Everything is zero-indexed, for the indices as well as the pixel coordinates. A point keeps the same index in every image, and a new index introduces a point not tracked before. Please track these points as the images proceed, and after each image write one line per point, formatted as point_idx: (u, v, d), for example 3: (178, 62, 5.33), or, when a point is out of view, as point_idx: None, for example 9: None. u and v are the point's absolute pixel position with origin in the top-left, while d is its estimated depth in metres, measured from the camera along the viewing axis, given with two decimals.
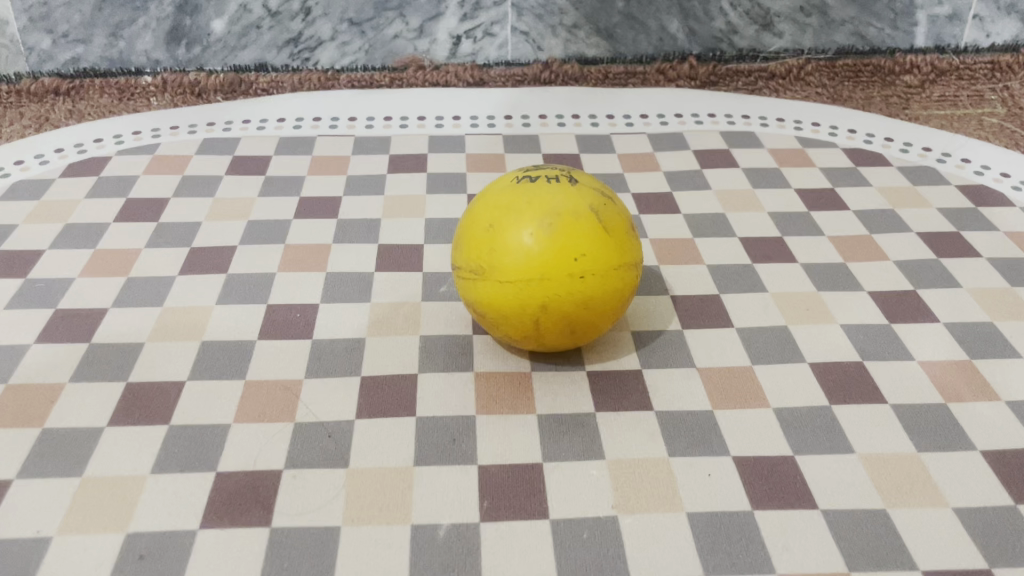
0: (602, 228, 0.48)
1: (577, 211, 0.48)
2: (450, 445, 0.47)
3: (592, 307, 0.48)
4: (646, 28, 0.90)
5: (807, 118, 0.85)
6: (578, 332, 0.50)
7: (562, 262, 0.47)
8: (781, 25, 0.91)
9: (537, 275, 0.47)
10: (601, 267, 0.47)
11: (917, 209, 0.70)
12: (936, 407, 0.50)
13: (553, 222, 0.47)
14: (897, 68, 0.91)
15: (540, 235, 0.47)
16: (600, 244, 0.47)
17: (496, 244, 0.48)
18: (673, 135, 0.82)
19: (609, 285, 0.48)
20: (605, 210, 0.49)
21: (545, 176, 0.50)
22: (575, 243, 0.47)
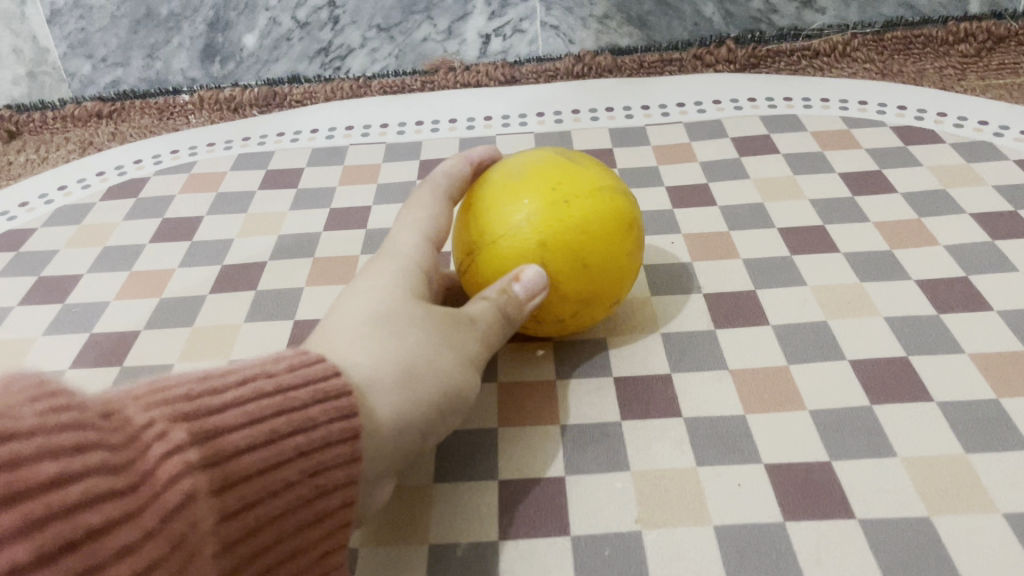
0: (578, 178, 0.48)
1: (554, 169, 0.49)
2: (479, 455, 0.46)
3: (594, 231, 0.47)
4: (680, 14, 0.88)
5: (852, 96, 0.81)
6: (591, 269, 0.47)
7: (541, 215, 0.47)
8: (823, 1, 0.88)
9: (525, 205, 0.47)
10: (584, 217, 0.47)
11: (972, 188, 0.66)
12: (988, 402, 0.47)
13: (529, 185, 0.48)
14: (951, 38, 0.86)
15: (517, 196, 0.48)
16: (580, 193, 0.48)
17: (481, 203, 0.49)
18: (711, 122, 0.80)
19: (600, 233, 0.47)
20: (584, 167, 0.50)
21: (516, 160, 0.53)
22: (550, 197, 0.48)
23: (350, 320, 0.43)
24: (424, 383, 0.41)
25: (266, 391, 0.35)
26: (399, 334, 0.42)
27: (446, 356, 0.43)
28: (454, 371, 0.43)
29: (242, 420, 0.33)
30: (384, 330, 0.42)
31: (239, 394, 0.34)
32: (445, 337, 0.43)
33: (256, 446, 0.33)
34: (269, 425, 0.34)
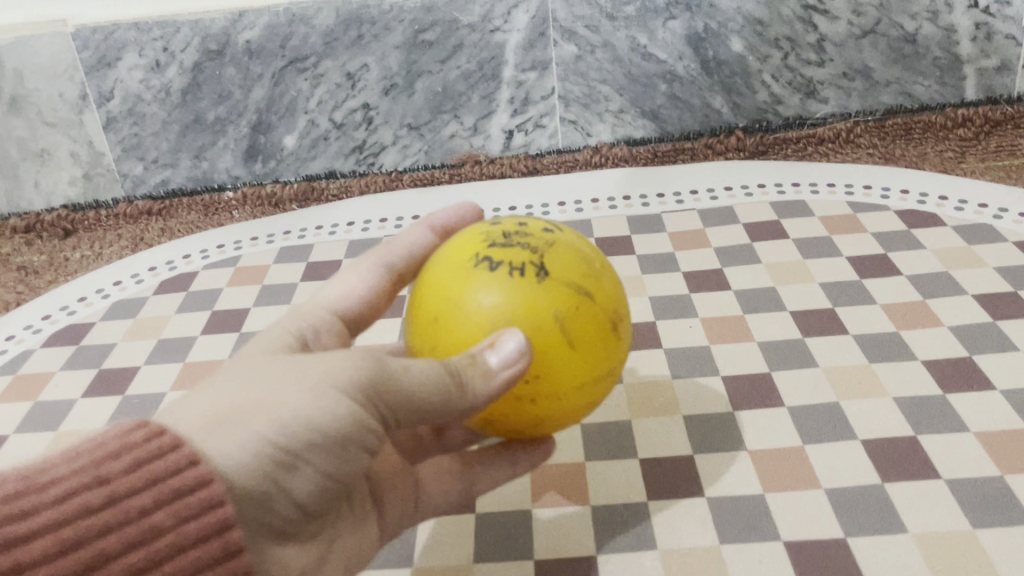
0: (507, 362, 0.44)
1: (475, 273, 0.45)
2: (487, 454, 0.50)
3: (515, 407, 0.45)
4: (691, 107, 0.93)
5: (858, 181, 0.85)
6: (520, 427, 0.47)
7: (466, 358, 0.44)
8: (826, 91, 0.92)
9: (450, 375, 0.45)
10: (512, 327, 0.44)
11: (974, 270, 0.70)
12: (994, 479, 0.50)
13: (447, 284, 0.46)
14: (949, 123, 0.91)
15: (433, 306, 0.46)
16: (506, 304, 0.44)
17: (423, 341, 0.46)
18: (723, 209, 0.84)
19: (527, 348, 0.42)
20: (525, 257, 0.46)
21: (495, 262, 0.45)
22: (468, 315, 0.44)
23: (227, 369, 0.42)
24: (292, 456, 0.39)
25: (129, 486, 0.36)
26: (258, 402, 0.39)
27: (323, 417, 0.39)
28: (339, 431, 0.40)
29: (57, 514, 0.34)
30: (250, 393, 0.39)
31: (53, 480, 0.35)
32: (319, 394, 0.40)
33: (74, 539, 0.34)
34: (122, 534, 0.35)
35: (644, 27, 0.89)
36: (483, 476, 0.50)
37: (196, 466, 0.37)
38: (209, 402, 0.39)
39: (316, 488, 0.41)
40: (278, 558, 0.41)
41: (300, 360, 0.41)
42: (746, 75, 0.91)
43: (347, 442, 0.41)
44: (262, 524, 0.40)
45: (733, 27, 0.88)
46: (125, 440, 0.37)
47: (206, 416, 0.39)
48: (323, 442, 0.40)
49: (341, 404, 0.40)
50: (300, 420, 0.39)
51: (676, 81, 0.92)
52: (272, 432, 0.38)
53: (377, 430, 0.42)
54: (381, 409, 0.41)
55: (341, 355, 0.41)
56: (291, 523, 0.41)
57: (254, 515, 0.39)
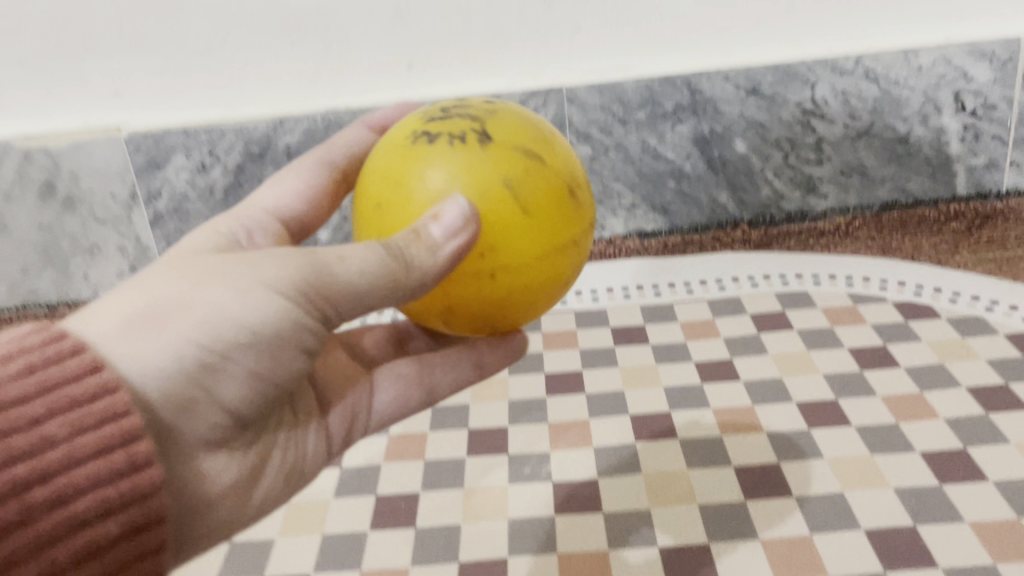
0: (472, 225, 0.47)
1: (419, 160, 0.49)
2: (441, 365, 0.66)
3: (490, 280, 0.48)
4: (699, 201, 0.99)
5: (857, 273, 0.91)
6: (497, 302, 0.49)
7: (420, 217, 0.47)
8: (825, 187, 0.98)
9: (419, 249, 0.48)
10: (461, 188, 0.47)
11: (967, 362, 0.74)
12: (988, 568, 0.54)
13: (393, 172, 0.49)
14: (943, 216, 0.97)
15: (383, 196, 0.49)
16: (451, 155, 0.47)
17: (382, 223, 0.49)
18: (731, 300, 0.90)
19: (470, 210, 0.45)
20: (465, 128, 0.49)
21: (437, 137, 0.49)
22: (416, 187, 0.47)
23: (148, 270, 0.47)
24: (213, 356, 0.45)
25: (23, 394, 0.39)
26: (179, 299, 0.44)
27: (242, 309, 0.45)
28: (258, 327, 0.46)
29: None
30: (171, 293, 0.45)
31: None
32: (244, 293, 0.45)
33: None
34: (14, 440, 0.38)
35: (654, 129, 0.96)
36: (437, 379, 0.66)
37: (97, 373, 0.41)
38: (127, 300, 0.45)
39: (238, 393, 0.47)
40: (211, 465, 0.49)
41: (221, 262, 0.46)
42: (750, 173, 0.97)
43: (264, 343, 0.47)
44: (184, 427, 0.46)
45: (737, 130, 0.95)
46: (22, 351, 0.41)
47: (124, 318, 0.44)
48: (242, 338, 0.45)
49: (263, 302, 0.45)
50: (222, 316, 0.44)
51: (684, 178, 0.98)
52: (192, 331, 0.44)
53: (297, 331, 0.48)
54: (307, 304, 0.47)
55: (266, 256, 0.46)
56: (213, 430, 0.48)
57: (175, 415, 0.45)
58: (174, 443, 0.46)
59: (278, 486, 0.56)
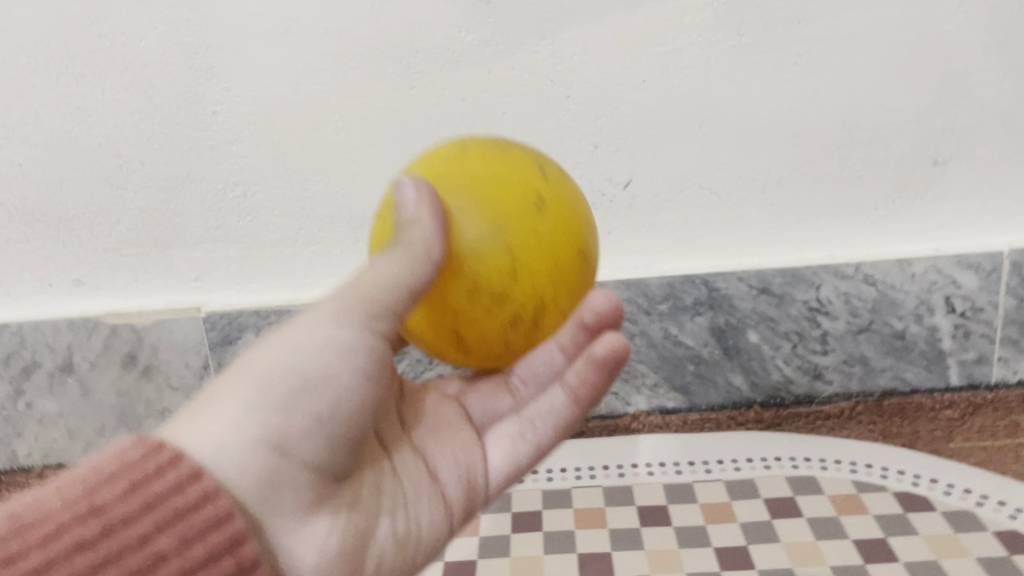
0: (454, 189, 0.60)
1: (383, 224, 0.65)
2: (540, 414, 0.74)
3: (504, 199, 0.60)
4: (715, 382, 1.10)
5: (860, 459, 1.00)
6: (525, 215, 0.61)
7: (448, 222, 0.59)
8: (830, 374, 1.08)
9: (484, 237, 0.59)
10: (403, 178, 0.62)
11: (959, 560, 0.83)
12: None
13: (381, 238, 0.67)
14: (937, 404, 1.08)
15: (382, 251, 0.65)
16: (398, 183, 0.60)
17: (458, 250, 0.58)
18: (745, 481, 0.98)
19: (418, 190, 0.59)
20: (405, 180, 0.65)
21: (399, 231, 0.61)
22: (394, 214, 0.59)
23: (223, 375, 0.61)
24: (275, 405, 0.56)
25: (130, 509, 0.50)
26: (242, 373, 0.57)
27: (305, 361, 0.57)
28: (307, 370, 0.57)
29: (73, 533, 0.49)
30: (232, 374, 0.58)
31: (64, 506, 0.49)
32: (291, 349, 0.58)
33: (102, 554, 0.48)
34: (129, 556, 0.49)
35: (675, 319, 1.07)
36: (541, 427, 0.74)
37: (196, 479, 0.52)
38: (203, 398, 0.58)
39: (304, 432, 0.57)
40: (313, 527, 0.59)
41: (267, 339, 0.60)
42: (762, 359, 1.08)
43: (320, 386, 0.58)
44: (263, 476, 0.56)
45: (750, 323, 1.07)
46: (122, 470, 0.52)
47: (196, 413, 0.57)
48: (294, 382, 0.57)
49: (306, 350, 0.58)
50: (275, 367, 0.57)
51: (702, 363, 1.09)
52: (250, 388, 0.57)
53: (345, 372, 0.59)
54: (358, 332, 0.59)
55: (307, 317, 0.60)
56: (291, 477, 0.57)
57: (256, 466, 0.55)
58: (262, 496, 0.56)
59: (390, 545, 0.65)
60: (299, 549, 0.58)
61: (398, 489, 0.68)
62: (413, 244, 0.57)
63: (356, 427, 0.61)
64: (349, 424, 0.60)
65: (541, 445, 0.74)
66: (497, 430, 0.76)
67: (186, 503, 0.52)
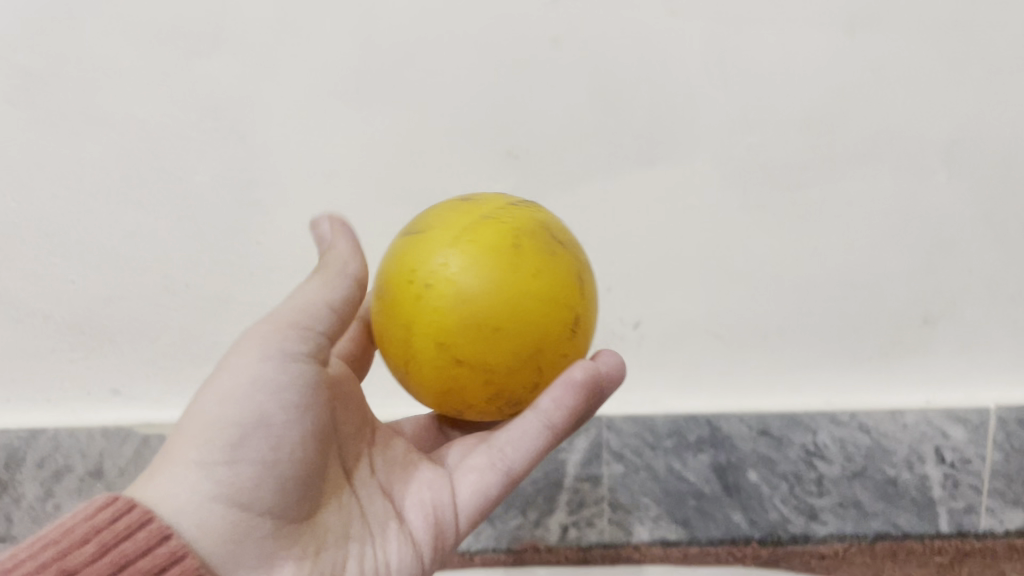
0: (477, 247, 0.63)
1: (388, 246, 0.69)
2: (510, 444, 0.73)
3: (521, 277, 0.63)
4: (716, 518, 1.14)
5: None
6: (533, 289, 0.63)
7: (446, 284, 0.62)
8: (826, 516, 1.13)
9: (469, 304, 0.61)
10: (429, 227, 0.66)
11: None
12: None
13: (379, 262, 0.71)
14: (927, 550, 1.13)
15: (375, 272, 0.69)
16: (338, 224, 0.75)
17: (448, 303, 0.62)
18: None
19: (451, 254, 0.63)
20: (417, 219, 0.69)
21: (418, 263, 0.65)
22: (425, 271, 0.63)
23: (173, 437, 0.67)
24: (217, 462, 0.63)
25: (101, 571, 0.57)
26: (189, 421, 0.65)
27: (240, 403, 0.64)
28: (239, 419, 0.63)
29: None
30: (177, 439, 0.64)
31: (37, 570, 0.56)
32: (222, 401, 0.64)
33: None
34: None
35: (678, 456, 1.12)
36: (509, 455, 0.73)
37: (164, 542, 0.59)
38: (155, 465, 0.64)
39: (251, 478, 0.63)
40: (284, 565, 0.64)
41: (201, 392, 0.66)
42: (760, 498, 1.13)
43: (256, 430, 0.64)
44: (221, 527, 0.62)
45: (750, 462, 1.12)
46: (95, 534, 0.58)
47: (150, 479, 0.63)
48: (230, 433, 0.63)
49: (233, 397, 0.64)
50: (208, 423, 0.63)
51: (704, 498, 1.14)
52: (190, 449, 0.63)
53: (274, 408, 0.64)
54: (292, 364, 0.66)
55: (233, 362, 0.65)
56: (247, 521, 0.63)
57: (214, 521, 0.62)
58: (228, 550, 0.62)
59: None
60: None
61: (365, 536, 0.70)
62: (332, 259, 0.71)
63: (300, 461, 0.66)
64: (291, 457, 0.65)
65: (512, 476, 0.74)
66: (467, 464, 0.75)
67: (151, 564, 0.58)
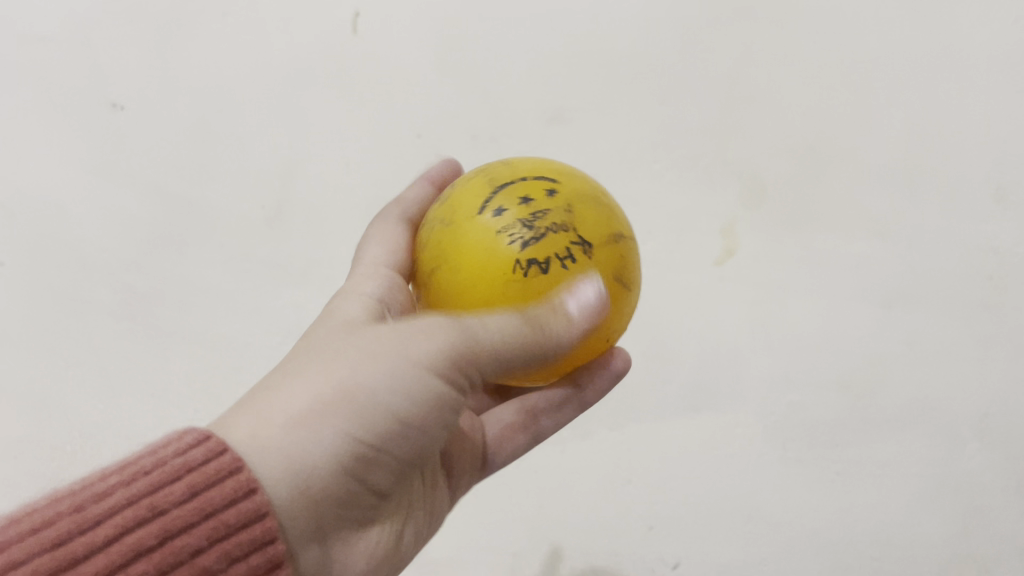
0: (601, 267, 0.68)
1: (523, 238, 0.66)
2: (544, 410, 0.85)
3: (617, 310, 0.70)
4: None
5: None
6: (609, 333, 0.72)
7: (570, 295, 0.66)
8: None
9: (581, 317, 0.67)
10: (533, 201, 0.68)
11: None
12: None
13: (489, 245, 0.67)
14: None
15: (505, 265, 0.66)
16: (588, 294, 0.68)
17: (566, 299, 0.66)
18: None
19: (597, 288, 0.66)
20: (560, 232, 0.67)
21: (528, 228, 0.67)
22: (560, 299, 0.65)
23: (291, 374, 0.61)
24: (360, 439, 0.60)
25: (192, 521, 0.52)
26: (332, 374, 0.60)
27: (393, 398, 0.61)
28: (394, 409, 0.61)
29: (136, 535, 0.50)
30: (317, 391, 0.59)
31: (127, 505, 0.51)
32: (399, 381, 0.61)
33: (140, 540, 0.50)
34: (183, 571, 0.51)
35: None
36: (553, 412, 0.85)
37: (250, 495, 0.54)
38: (292, 407, 0.58)
39: (376, 463, 0.63)
40: (362, 537, 0.68)
41: (348, 356, 0.62)
42: None
43: (403, 426, 0.63)
44: (330, 501, 0.61)
45: None
46: (186, 470, 0.53)
47: (288, 428, 0.58)
48: (380, 418, 0.61)
49: (399, 381, 0.61)
50: (377, 405, 0.61)
51: None
52: (341, 419, 0.59)
53: (420, 413, 0.64)
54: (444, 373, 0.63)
55: (399, 345, 0.62)
56: (349, 501, 0.63)
57: (331, 492, 0.60)
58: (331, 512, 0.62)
59: (414, 536, 0.76)
60: (356, 553, 0.67)
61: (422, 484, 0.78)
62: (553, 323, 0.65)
63: (411, 457, 0.66)
64: (407, 453, 0.65)
65: (536, 436, 0.87)
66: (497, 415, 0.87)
67: (237, 515, 0.53)
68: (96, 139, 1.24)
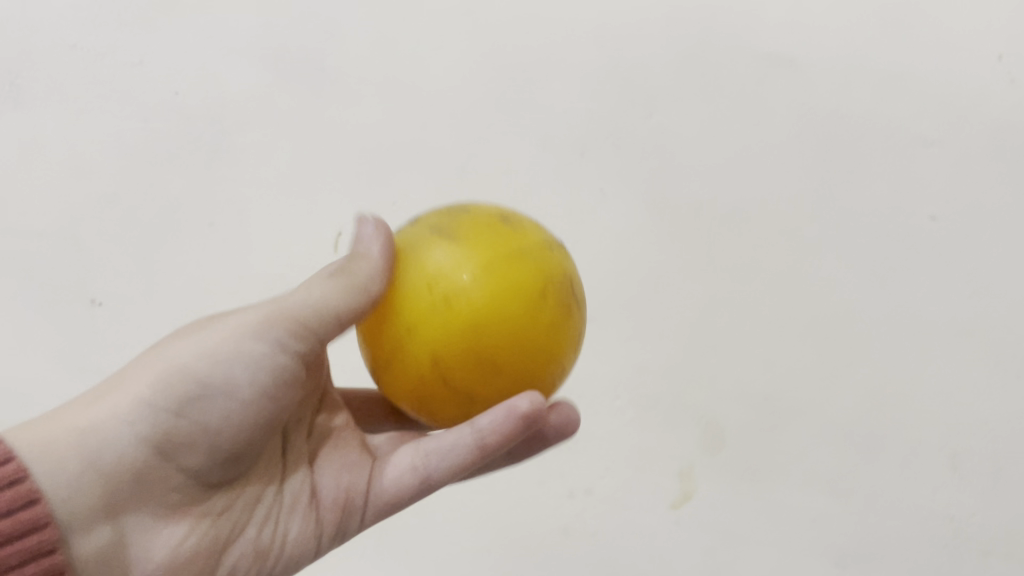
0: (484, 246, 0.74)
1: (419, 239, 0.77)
2: (436, 453, 0.82)
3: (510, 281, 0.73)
4: None
5: None
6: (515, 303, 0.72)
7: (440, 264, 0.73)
8: None
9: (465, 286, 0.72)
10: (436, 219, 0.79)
11: None
12: None
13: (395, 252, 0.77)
14: None
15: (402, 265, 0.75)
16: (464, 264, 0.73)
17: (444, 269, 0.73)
18: None
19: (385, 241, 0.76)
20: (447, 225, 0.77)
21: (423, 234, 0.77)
22: (354, 241, 0.77)
23: (114, 384, 0.74)
24: (163, 408, 0.72)
25: None
26: (150, 368, 0.73)
27: (205, 372, 0.73)
28: (207, 378, 0.73)
29: None
30: (130, 385, 0.73)
31: None
32: (212, 365, 0.73)
33: None
34: None
35: None
36: (434, 461, 0.82)
37: (30, 503, 0.66)
38: (105, 411, 0.71)
39: (178, 440, 0.73)
40: (172, 530, 0.76)
41: (169, 346, 0.75)
42: None
43: (212, 396, 0.74)
44: (130, 476, 0.72)
45: None
46: None
47: (94, 429, 0.71)
48: (187, 390, 0.73)
49: (214, 359, 0.73)
50: (187, 383, 0.73)
51: None
52: (142, 390, 0.72)
53: (241, 389, 0.74)
54: (272, 347, 0.75)
55: (208, 333, 0.75)
56: (155, 480, 0.73)
57: (129, 473, 0.72)
58: (127, 495, 0.72)
59: (249, 554, 0.81)
60: (161, 542, 0.75)
61: (273, 510, 0.83)
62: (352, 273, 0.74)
63: (229, 440, 0.76)
64: (222, 432, 0.75)
65: (426, 481, 0.84)
66: (394, 460, 0.86)
67: (12, 523, 0.66)
68: (79, 339, 1.29)
